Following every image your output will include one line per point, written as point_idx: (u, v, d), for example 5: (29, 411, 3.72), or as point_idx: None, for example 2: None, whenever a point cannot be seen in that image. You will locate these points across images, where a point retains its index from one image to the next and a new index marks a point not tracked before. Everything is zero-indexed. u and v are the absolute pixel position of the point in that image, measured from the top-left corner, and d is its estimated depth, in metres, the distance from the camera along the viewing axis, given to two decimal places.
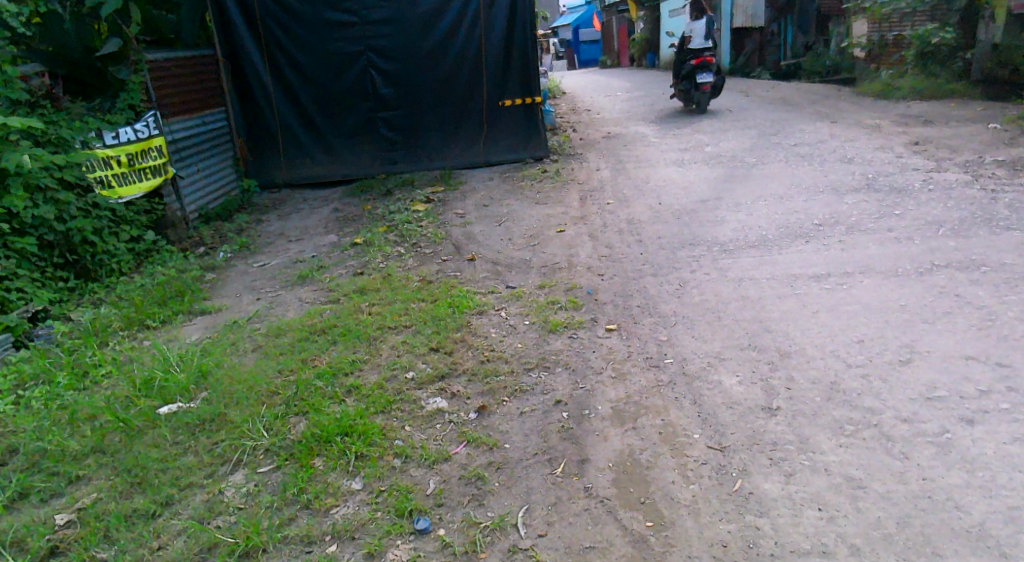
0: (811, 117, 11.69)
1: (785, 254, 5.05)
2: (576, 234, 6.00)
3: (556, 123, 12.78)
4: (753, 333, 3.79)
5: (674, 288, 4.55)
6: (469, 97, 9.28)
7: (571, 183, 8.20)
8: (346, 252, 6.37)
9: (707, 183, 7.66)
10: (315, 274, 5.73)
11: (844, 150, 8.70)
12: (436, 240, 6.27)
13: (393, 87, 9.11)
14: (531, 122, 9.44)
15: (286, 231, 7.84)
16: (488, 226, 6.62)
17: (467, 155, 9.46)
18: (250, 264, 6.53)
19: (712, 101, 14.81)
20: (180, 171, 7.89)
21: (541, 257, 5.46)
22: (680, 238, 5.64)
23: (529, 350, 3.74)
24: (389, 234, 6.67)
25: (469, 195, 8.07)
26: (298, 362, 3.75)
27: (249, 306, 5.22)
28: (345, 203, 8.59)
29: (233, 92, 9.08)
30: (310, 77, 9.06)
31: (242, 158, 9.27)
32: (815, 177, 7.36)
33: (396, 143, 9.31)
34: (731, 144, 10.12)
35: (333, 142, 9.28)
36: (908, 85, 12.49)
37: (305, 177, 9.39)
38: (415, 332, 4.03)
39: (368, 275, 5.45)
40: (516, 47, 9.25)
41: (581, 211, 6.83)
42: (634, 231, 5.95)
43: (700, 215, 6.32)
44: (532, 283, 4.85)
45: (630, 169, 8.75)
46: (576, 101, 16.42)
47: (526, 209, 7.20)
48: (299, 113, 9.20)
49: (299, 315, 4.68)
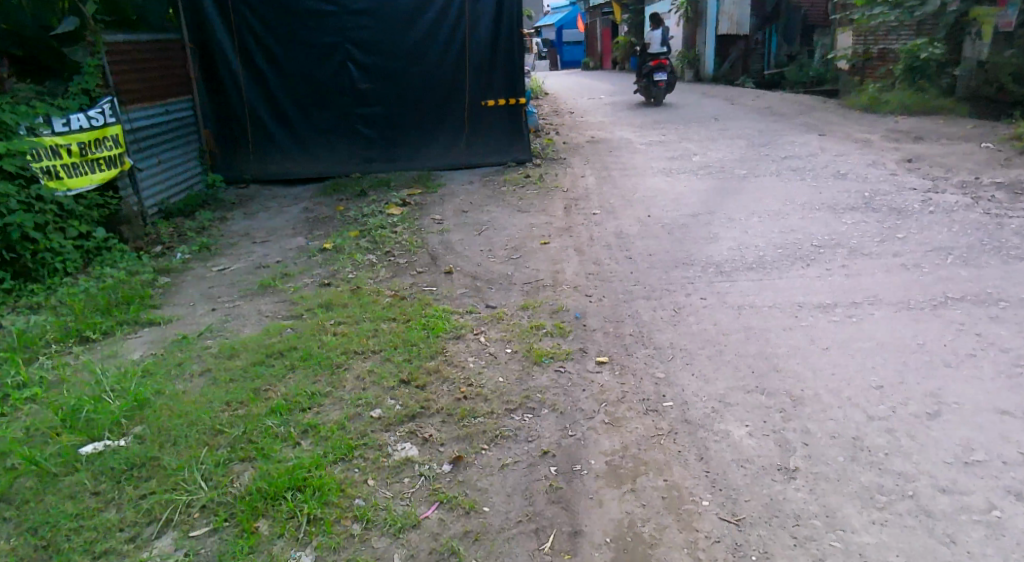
0: (799, 128, 11.42)
1: (785, 278, 4.69)
2: (562, 248, 5.60)
3: (539, 125, 12.37)
4: (759, 370, 3.41)
5: (670, 314, 4.17)
6: (451, 96, 8.85)
7: (556, 190, 7.82)
8: (313, 259, 5.93)
9: (697, 196, 7.31)
10: (278, 283, 5.30)
11: (836, 164, 8.41)
12: (410, 249, 5.84)
13: (371, 82, 8.65)
14: (515, 124, 9.01)
15: (252, 231, 7.37)
16: (467, 235, 6.21)
17: (447, 156, 9.02)
18: (210, 269, 6.07)
19: (697, 108, 14.53)
20: (139, 163, 7.43)
21: (523, 273, 5.05)
22: (672, 256, 5.27)
23: (510, 385, 3.34)
24: (361, 240, 6.25)
25: (447, 199, 7.66)
26: (250, 392, 3.33)
27: (202, 318, 4.78)
28: (316, 203, 8.13)
29: (201, 81, 8.59)
30: (284, 68, 8.58)
31: (209, 151, 8.78)
32: (810, 192, 7.04)
33: (373, 141, 8.85)
34: (719, 154, 9.80)
35: (306, 137, 8.81)
36: (896, 99, 12.26)
37: (276, 174, 8.91)
38: (384, 359, 3.62)
39: (336, 286, 5.03)
40: (503, 46, 8.82)
41: (566, 221, 6.44)
42: (622, 247, 5.56)
43: (692, 231, 5.96)
44: (514, 303, 4.45)
45: (617, 178, 8.39)
46: (558, 103, 16.08)
47: (507, 217, 6.79)
48: (271, 106, 8.72)
49: (256, 332, 4.26)
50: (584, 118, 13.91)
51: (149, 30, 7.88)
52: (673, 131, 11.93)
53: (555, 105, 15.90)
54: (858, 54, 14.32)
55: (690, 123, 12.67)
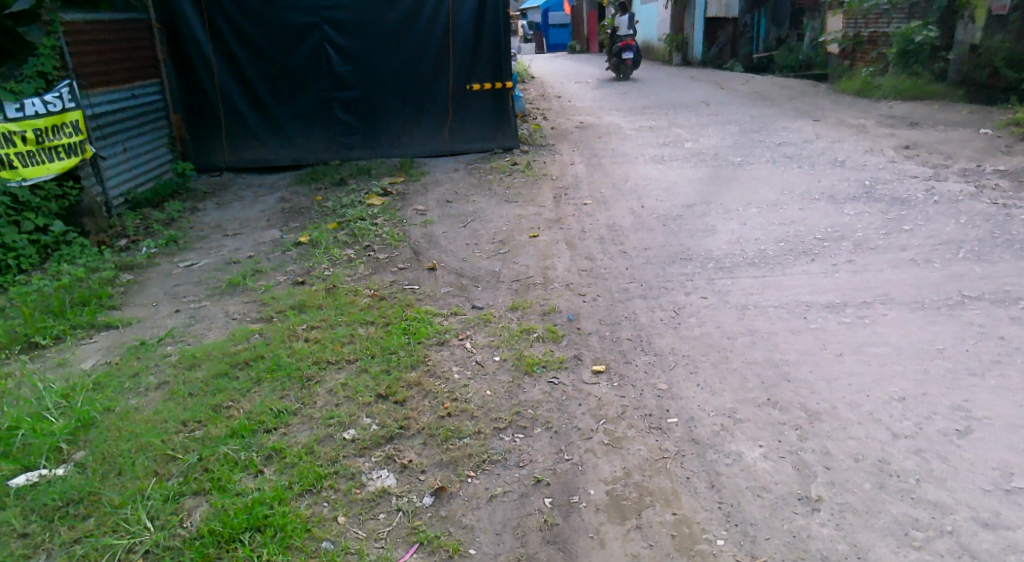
0: (792, 114, 11.13)
1: (789, 274, 4.39)
2: (551, 241, 5.29)
3: (526, 109, 12.02)
4: (768, 380, 3.08)
5: (669, 315, 3.88)
6: (433, 79, 8.47)
7: (544, 179, 7.50)
8: (287, 253, 5.61)
9: (691, 185, 7.02)
10: (248, 281, 5.00)
11: (833, 151, 8.13)
12: (390, 243, 5.51)
13: (349, 65, 8.28)
14: (501, 109, 8.65)
15: (224, 223, 7.02)
16: (452, 227, 5.89)
17: (430, 142, 8.65)
18: (177, 266, 5.76)
19: (686, 92, 14.24)
20: (101, 150, 7.06)
21: (510, 270, 4.74)
22: (668, 251, 4.96)
23: (498, 399, 3.04)
24: (338, 232, 5.93)
25: (430, 188, 7.32)
26: (206, 412, 3.09)
27: (164, 321, 4.51)
28: (293, 192, 7.78)
29: (170, 63, 8.22)
30: (257, 50, 8.20)
31: (180, 138, 8.43)
32: (808, 181, 6.75)
33: (352, 127, 8.47)
34: (711, 140, 9.51)
35: (281, 123, 8.43)
36: (889, 84, 11.96)
37: (250, 161, 8.55)
38: (359, 371, 3.33)
39: (311, 284, 4.72)
40: (487, 27, 8.45)
41: (554, 213, 6.12)
42: (615, 241, 5.26)
43: (687, 223, 5.67)
44: (502, 304, 4.14)
45: (607, 165, 8.07)
46: (544, 88, 15.76)
47: (493, 208, 6.46)
48: (244, 89, 8.34)
49: (219, 338, 3.99)
50: (571, 102, 13.60)
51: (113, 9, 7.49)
52: (663, 116, 11.64)
53: (540, 88, 15.61)
54: (848, 37, 13.98)
55: (679, 108, 12.38)
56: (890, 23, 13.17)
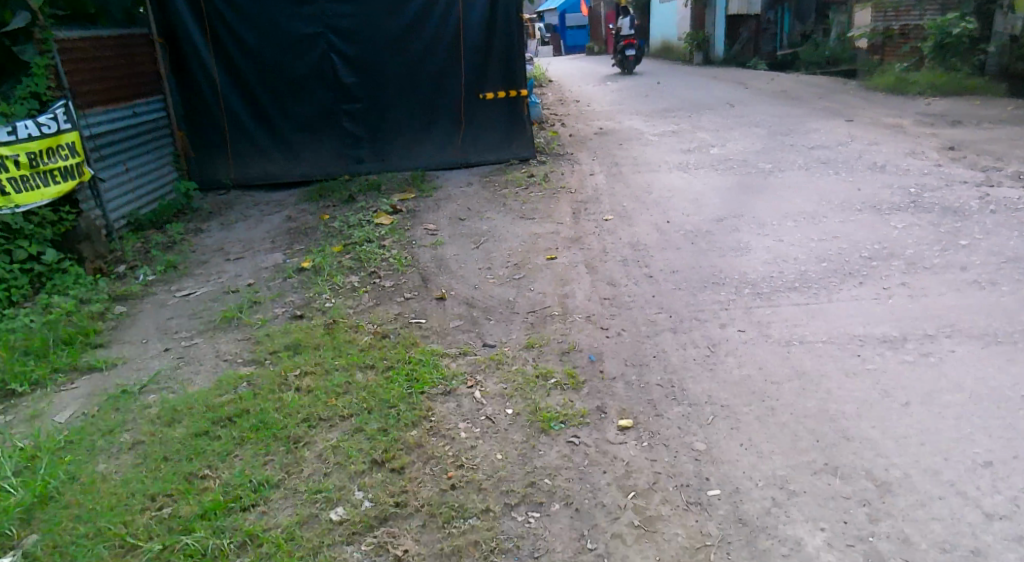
0: (822, 114, 10.64)
1: (837, 301, 3.96)
2: (570, 264, 4.92)
3: (543, 115, 11.61)
4: (825, 438, 2.66)
5: (703, 353, 3.47)
6: (444, 87, 8.10)
7: (562, 192, 7.11)
8: (288, 281, 5.26)
9: (719, 195, 6.59)
10: (243, 314, 4.62)
11: (870, 155, 7.67)
12: (398, 268, 5.14)
13: (357, 75, 7.93)
14: (515, 118, 8.27)
15: (226, 245, 6.70)
16: (464, 249, 5.51)
17: (442, 153, 8.27)
18: (173, 295, 5.41)
19: (709, 92, 13.77)
20: (101, 173, 6.78)
21: (526, 299, 4.36)
22: (698, 274, 4.55)
23: (510, 466, 2.66)
24: (343, 256, 5.57)
25: (442, 204, 6.96)
26: (178, 483, 2.74)
27: (151, 362, 4.11)
28: (300, 210, 7.45)
29: (172, 77, 7.91)
30: (261, 62, 7.88)
31: (184, 154, 8.11)
32: (846, 190, 6.31)
33: (361, 139, 8.12)
34: (738, 144, 9.05)
35: (287, 137, 8.10)
36: (924, 79, 11.42)
37: (257, 177, 8.22)
38: (354, 429, 2.94)
39: (309, 318, 4.35)
40: (499, 30, 8.06)
41: (573, 231, 5.73)
42: (639, 263, 4.85)
43: (717, 240, 5.26)
44: (515, 341, 3.76)
45: (628, 175, 7.67)
46: (561, 91, 15.33)
47: (508, 226, 6.08)
48: (248, 103, 8.02)
49: (205, 385, 3.59)
50: (589, 107, 13.16)
51: (112, 24, 7.22)
52: (685, 120, 11.18)
53: (558, 92, 15.18)
54: (878, 31, 13.42)
55: (702, 110, 11.91)
56: (923, 15, 12.61)
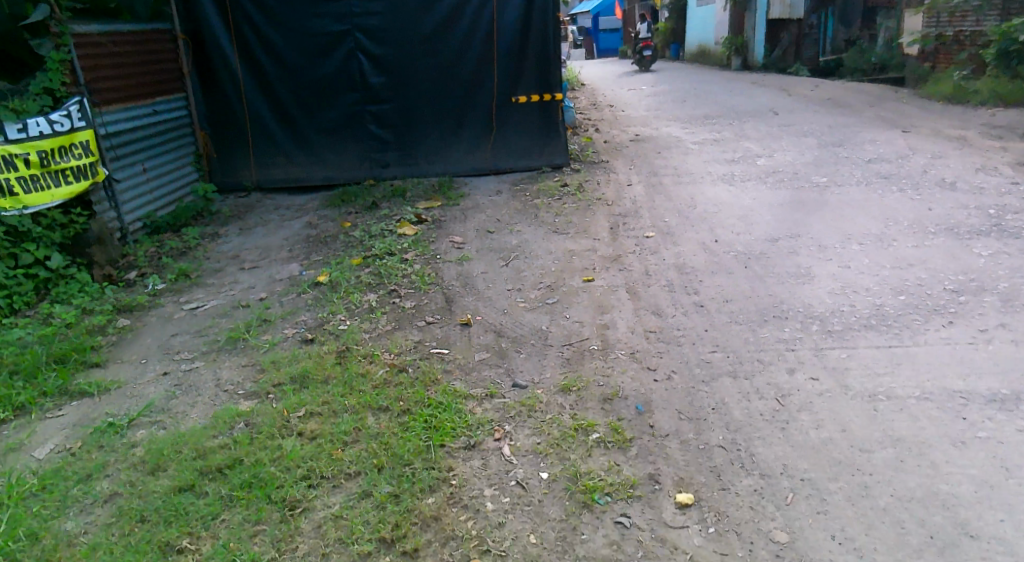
0: (875, 123, 10.09)
1: (923, 342, 3.49)
2: (609, 288, 4.47)
3: (576, 120, 11.11)
4: (941, 534, 2.25)
5: (772, 407, 2.97)
6: (475, 90, 7.63)
7: (600, 203, 6.65)
8: (301, 297, 4.82)
9: (772, 211, 6.10)
10: (251, 335, 4.15)
11: (934, 173, 7.12)
12: (420, 287, 4.70)
13: (385, 76, 7.52)
14: (549, 123, 7.74)
15: (241, 252, 6.30)
16: (493, 266, 5.07)
17: (472, 159, 7.81)
18: (180, 306, 4.94)
19: (751, 98, 13.18)
20: (118, 175, 6.45)
21: (561, 330, 3.91)
22: (755, 305, 4.07)
23: (548, 556, 2.28)
24: (362, 271, 5.14)
25: (471, 214, 6.53)
26: (152, 559, 2.32)
27: (146, 388, 3.59)
28: (322, 216, 7.06)
29: (195, 76, 7.59)
30: (285, 60, 7.51)
31: (205, 155, 7.77)
32: (913, 211, 5.79)
33: (387, 143, 7.71)
34: (786, 155, 8.52)
35: (311, 138, 7.71)
36: (985, 89, 10.79)
37: (279, 180, 7.86)
38: (360, 495, 2.52)
39: (321, 344, 3.90)
40: (535, 31, 7.52)
41: (612, 249, 5.28)
42: (688, 290, 4.38)
43: (774, 264, 4.78)
44: (550, 382, 3.29)
45: (670, 186, 7.19)
46: (596, 95, 14.77)
47: (540, 240, 5.63)
48: (271, 103, 7.65)
49: (201, 422, 3.09)
50: (624, 112, 12.64)
51: (136, 19, 6.91)
52: (728, 127, 10.63)
53: (592, 96, 14.64)
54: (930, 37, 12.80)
55: (746, 117, 11.33)
56: (980, 21, 11.93)
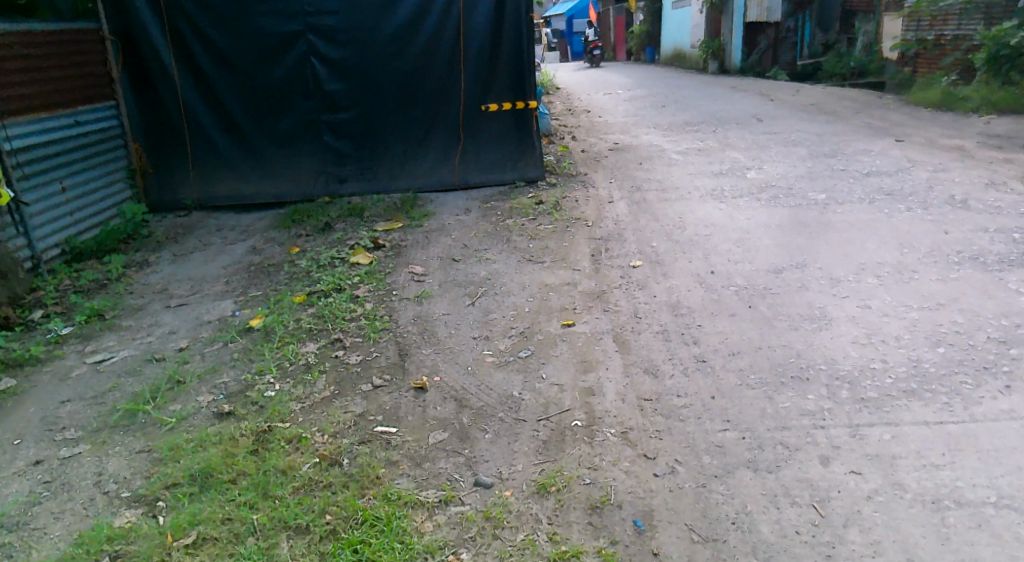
0: (867, 131, 9.53)
1: (984, 414, 2.82)
2: (593, 337, 3.79)
3: (551, 127, 10.43)
4: None
5: (810, 521, 2.37)
6: (442, 97, 6.89)
7: (578, 224, 5.96)
8: (227, 347, 4.07)
9: (771, 234, 5.49)
10: (155, 406, 3.42)
11: (941, 189, 6.55)
12: (370, 335, 3.97)
13: (341, 82, 6.77)
14: (524, 134, 7.02)
15: (171, 285, 5.51)
16: (457, 305, 4.36)
17: (439, 174, 7.06)
18: (83, 361, 4.18)
19: (734, 103, 12.61)
20: (33, 201, 5.67)
21: (536, 398, 3.20)
22: (766, 361, 3.39)
23: None
24: (303, 313, 4.40)
25: (435, 238, 5.81)
26: None
27: (7, 486, 2.89)
28: (268, 240, 6.29)
29: (127, 81, 6.76)
30: (230, 64, 6.74)
31: (140, 170, 6.96)
32: (927, 236, 5.19)
33: (344, 155, 6.94)
34: (777, 167, 7.91)
35: (260, 151, 6.94)
36: (977, 95, 10.28)
37: (223, 197, 7.05)
38: None
39: (239, 420, 3.18)
40: (507, 32, 6.79)
41: (595, 282, 4.60)
42: (686, 339, 3.70)
43: (783, 303, 4.13)
44: (523, 480, 2.64)
45: (656, 203, 6.52)
46: (571, 100, 14.14)
47: (512, 271, 4.93)
48: (214, 111, 6.86)
49: (58, 550, 2.45)
50: (602, 118, 12.01)
51: (55, 19, 6.11)
52: (711, 135, 10.02)
53: (567, 101, 14.01)
54: (911, 42, 12.31)
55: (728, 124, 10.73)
56: (962, 24, 11.45)
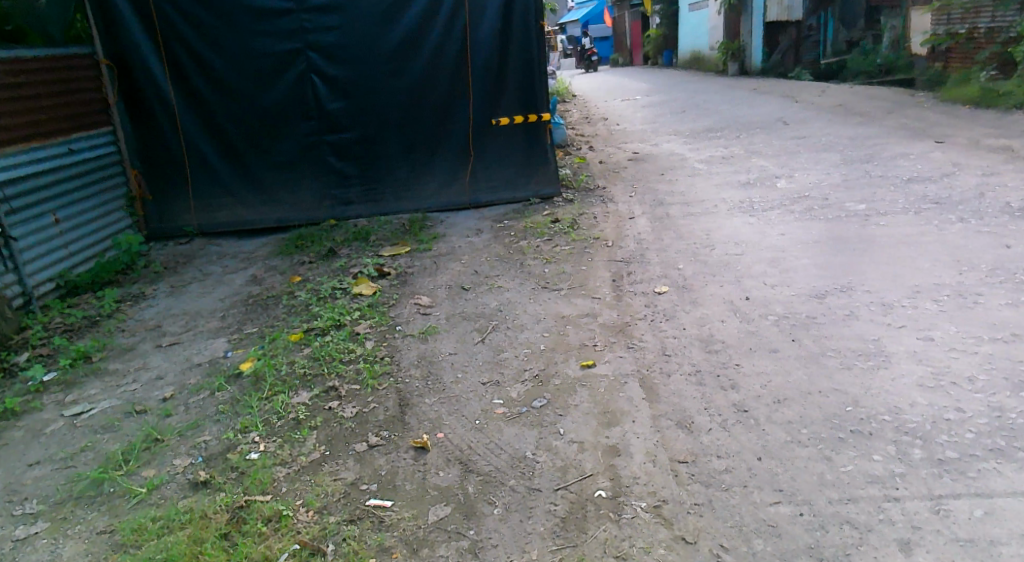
0: (903, 132, 9.01)
1: None
2: (617, 382, 3.36)
3: (567, 138, 10.03)
4: None
5: None
6: (449, 113, 6.50)
7: (598, 245, 5.54)
8: (214, 396, 3.64)
9: (809, 252, 5.03)
10: (126, 472, 3.03)
11: (993, 196, 6.04)
12: (368, 382, 3.56)
13: (344, 100, 6.38)
14: (535, 148, 6.64)
15: (163, 321, 5.07)
16: (466, 344, 3.94)
17: (447, 193, 6.68)
18: (60, 414, 3.80)
19: (758, 107, 12.10)
20: (24, 235, 5.30)
21: (552, 460, 2.78)
22: (818, 411, 2.96)
23: None
24: (298, 355, 3.99)
25: (444, 264, 5.41)
26: None
27: None
28: (269, 268, 5.90)
29: (123, 106, 6.33)
30: (227, 86, 6.33)
31: (139, 198, 6.55)
32: (985, 254, 4.72)
33: (349, 176, 6.56)
34: (810, 174, 7.44)
35: (261, 174, 6.54)
36: (1018, 91, 9.71)
37: (225, 224, 6.66)
38: None
39: (215, 492, 2.80)
40: (515, 42, 6.42)
41: (617, 314, 4.18)
42: (723, 383, 3.27)
43: (829, 337, 3.68)
44: None
45: (681, 218, 6.09)
46: (588, 109, 13.71)
47: (526, 301, 4.52)
48: (212, 134, 6.45)
49: None
50: (620, 126, 11.58)
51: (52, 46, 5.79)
52: (735, 142, 9.55)
53: (584, 109, 13.59)
54: (943, 37, 11.78)
55: (753, 129, 10.25)
56: (997, 17, 10.80)
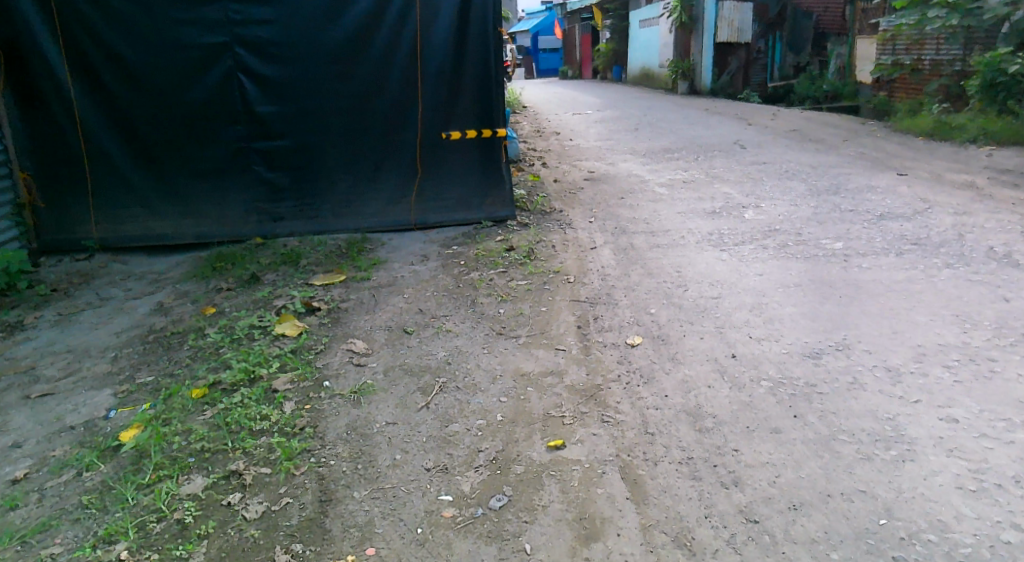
0: (865, 163, 8.69)
1: None
2: (594, 475, 2.75)
3: (519, 152, 9.41)
4: None
5: None
6: (397, 123, 5.72)
7: (558, 280, 4.91)
8: (80, 481, 2.84)
9: (792, 298, 4.51)
10: None
11: (973, 239, 5.66)
12: (282, 466, 2.83)
13: (277, 103, 5.57)
14: (491, 167, 5.90)
15: (40, 361, 4.12)
16: (404, 410, 3.24)
17: (391, 212, 5.90)
18: None
19: (715, 128, 11.72)
20: None
21: None
22: (846, 526, 2.47)
23: None
24: (197, 421, 3.18)
25: (384, 297, 4.69)
26: None
27: None
28: (180, 294, 5.00)
29: (13, 98, 5.44)
30: (139, 80, 5.46)
31: (29, 204, 5.61)
32: (983, 308, 4.26)
33: (281, 189, 5.74)
34: (775, 205, 6.97)
35: (177, 183, 5.67)
36: (972, 125, 9.41)
37: (133, 237, 5.75)
38: None
39: None
40: (472, 48, 5.66)
41: (586, 373, 3.55)
42: (723, 479, 2.70)
43: (836, 412, 3.13)
44: None
45: (647, 250, 5.51)
46: (540, 121, 13.12)
47: (479, 351, 3.86)
48: (120, 136, 5.56)
49: None
50: (574, 142, 11.02)
51: None
52: (695, 165, 9.08)
53: (535, 122, 13.00)
54: (890, 67, 11.48)
55: (711, 152, 9.80)
56: (942, 49, 10.64)
